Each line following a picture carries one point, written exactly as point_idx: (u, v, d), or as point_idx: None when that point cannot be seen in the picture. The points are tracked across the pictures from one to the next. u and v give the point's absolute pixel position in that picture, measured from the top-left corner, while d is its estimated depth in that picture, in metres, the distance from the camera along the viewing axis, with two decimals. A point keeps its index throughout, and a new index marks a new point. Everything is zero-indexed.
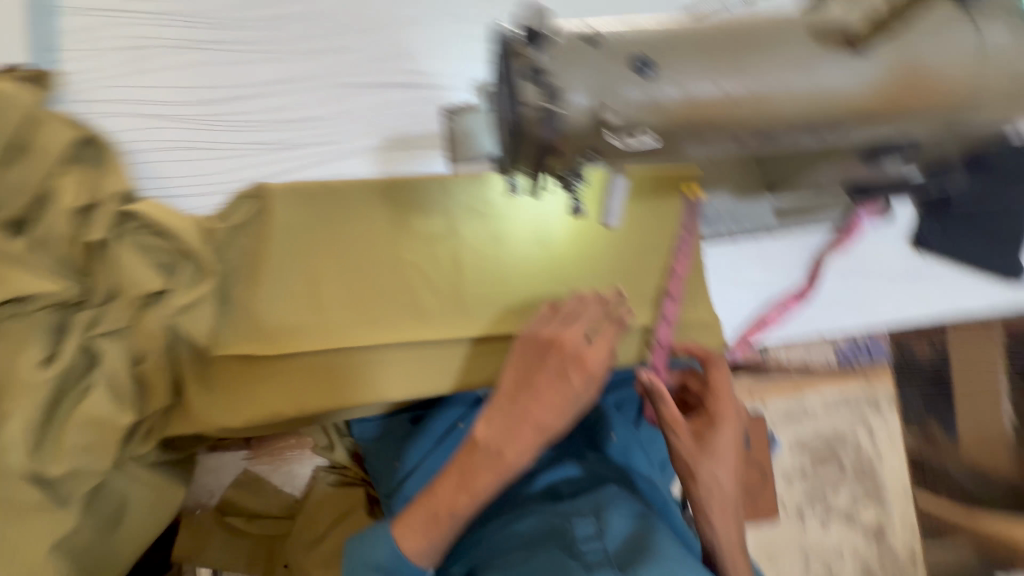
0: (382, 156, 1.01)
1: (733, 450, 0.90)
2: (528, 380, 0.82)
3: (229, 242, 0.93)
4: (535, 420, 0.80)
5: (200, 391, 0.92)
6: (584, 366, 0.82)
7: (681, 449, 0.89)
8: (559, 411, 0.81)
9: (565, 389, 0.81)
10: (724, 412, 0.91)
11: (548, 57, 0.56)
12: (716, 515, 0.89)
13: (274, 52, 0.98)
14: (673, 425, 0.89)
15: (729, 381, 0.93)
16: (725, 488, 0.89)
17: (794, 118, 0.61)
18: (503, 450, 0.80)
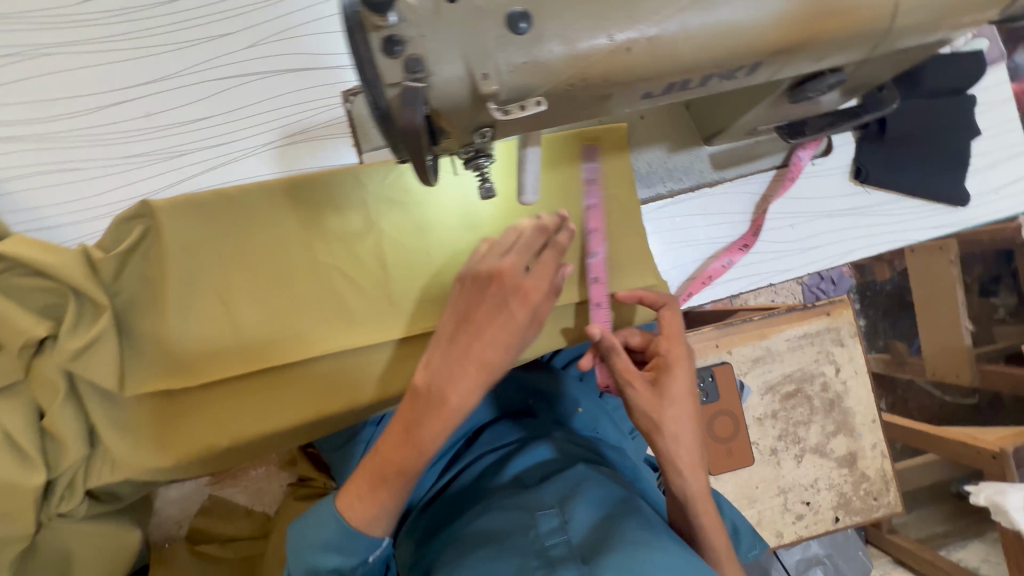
0: (281, 152, 0.92)
1: (695, 396, 0.83)
2: (468, 313, 0.68)
3: (121, 272, 0.84)
4: (479, 356, 0.66)
5: (118, 437, 0.85)
6: (531, 289, 0.69)
7: (638, 401, 0.81)
8: (507, 344, 0.67)
9: (511, 315, 0.67)
10: (680, 358, 0.84)
11: (408, 31, 0.47)
12: (685, 464, 0.81)
13: (133, 48, 0.86)
14: (627, 377, 0.82)
15: (680, 324, 0.87)
16: (691, 439, 0.81)
17: (697, 59, 0.54)
18: (446, 393, 0.65)
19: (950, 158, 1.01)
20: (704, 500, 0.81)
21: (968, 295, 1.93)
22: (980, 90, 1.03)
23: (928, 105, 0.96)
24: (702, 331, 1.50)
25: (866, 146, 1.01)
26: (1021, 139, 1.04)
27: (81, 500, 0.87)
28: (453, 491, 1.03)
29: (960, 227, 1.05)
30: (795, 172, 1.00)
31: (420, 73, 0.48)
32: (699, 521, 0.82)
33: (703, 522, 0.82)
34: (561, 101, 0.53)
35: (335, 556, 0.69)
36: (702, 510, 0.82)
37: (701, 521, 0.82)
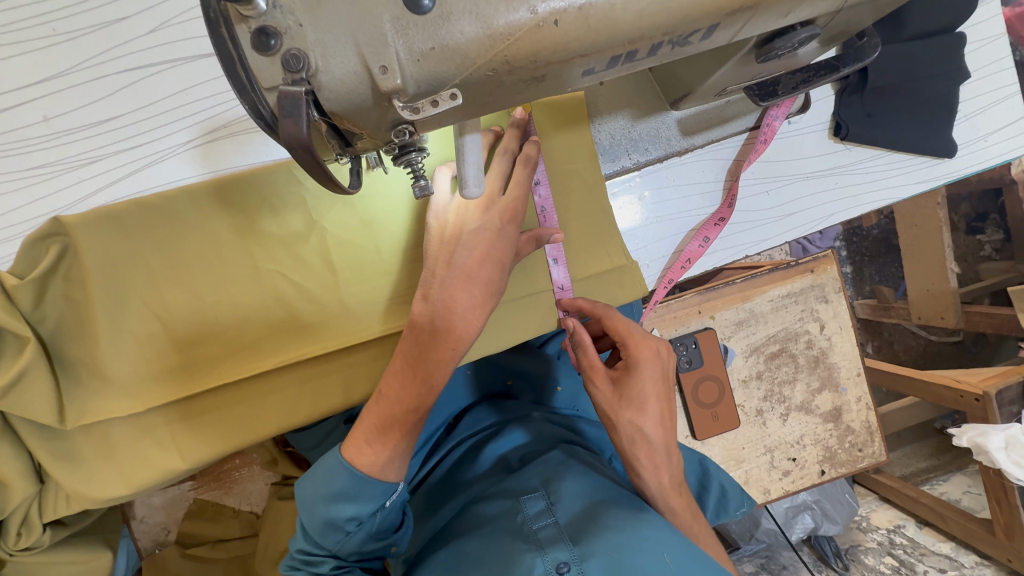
0: (204, 150, 0.82)
1: (659, 398, 0.78)
2: (457, 247, 0.73)
3: (42, 298, 0.77)
4: (478, 280, 0.73)
5: (65, 470, 0.80)
6: (511, 216, 0.75)
7: (602, 396, 0.80)
8: (500, 269, 0.75)
9: (500, 240, 0.74)
10: (640, 360, 0.79)
11: (283, 25, 0.39)
12: (645, 468, 0.77)
13: (20, 43, 0.76)
14: (591, 373, 0.81)
15: (634, 321, 0.81)
16: (653, 445, 0.77)
17: (633, 28, 0.46)
18: (451, 319, 0.71)
19: (934, 105, 0.93)
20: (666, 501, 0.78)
21: (955, 235, 1.88)
22: (970, 25, 0.94)
23: (913, 48, 0.88)
24: (684, 297, 1.45)
25: (846, 99, 0.93)
26: (1014, 78, 0.96)
27: (42, 532, 0.84)
28: (434, 481, 1.00)
29: (946, 181, 0.99)
30: (769, 134, 0.92)
31: (303, 73, 0.40)
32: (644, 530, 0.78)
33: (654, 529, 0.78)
34: (481, 89, 0.46)
35: (350, 504, 0.66)
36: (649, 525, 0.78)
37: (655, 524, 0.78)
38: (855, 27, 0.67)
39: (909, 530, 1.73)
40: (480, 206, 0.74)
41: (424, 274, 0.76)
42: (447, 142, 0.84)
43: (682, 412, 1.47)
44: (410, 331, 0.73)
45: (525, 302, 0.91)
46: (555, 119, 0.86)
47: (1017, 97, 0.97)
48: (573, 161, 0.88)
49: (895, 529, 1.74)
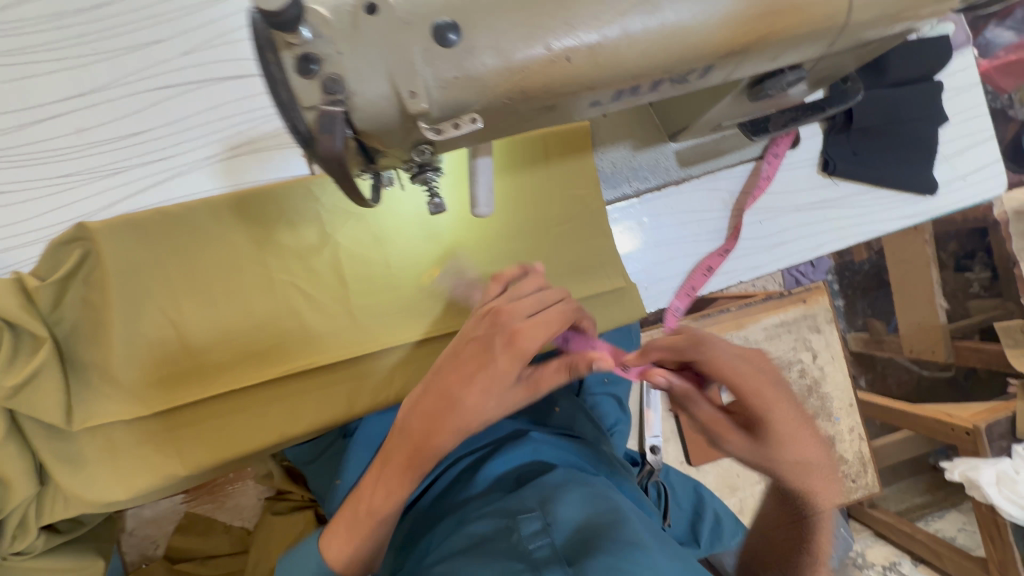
0: (227, 165, 0.87)
1: (799, 417, 0.62)
2: (448, 359, 0.66)
3: (61, 301, 0.80)
4: (457, 400, 0.63)
5: (68, 472, 0.81)
6: (515, 339, 0.63)
7: (737, 454, 0.63)
8: (488, 392, 0.63)
9: (496, 361, 0.63)
10: (776, 411, 0.60)
11: (322, 51, 0.43)
12: (820, 493, 0.65)
13: (57, 59, 0.81)
14: (717, 432, 0.64)
15: (725, 350, 0.61)
16: (816, 465, 0.64)
17: (639, 67, 0.51)
18: (422, 436, 0.63)
19: (916, 146, 1.00)
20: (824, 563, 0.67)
21: (944, 272, 1.94)
22: (947, 74, 1.01)
23: (895, 94, 0.95)
24: (679, 323, 1.48)
25: (833, 137, 0.99)
26: (988, 124, 1.03)
27: (37, 536, 0.83)
28: (430, 500, 1.00)
29: (928, 217, 1.04)
30: (773, 163, 0.98)
31: (340, 95, 0.44)
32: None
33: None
34: (498, 116, 0.50)
35: None
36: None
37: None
38: (841, 71, 0.72)
39: (905, 567, 1.71)
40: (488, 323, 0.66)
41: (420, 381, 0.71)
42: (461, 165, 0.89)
43: (676, 437, 1.49)
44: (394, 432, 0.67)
45: None
46: (559, 147, 0.92)
47: (992, 141, 1.04)
48: (576, 187, 0.93)
49: (890, 566, 1.73)
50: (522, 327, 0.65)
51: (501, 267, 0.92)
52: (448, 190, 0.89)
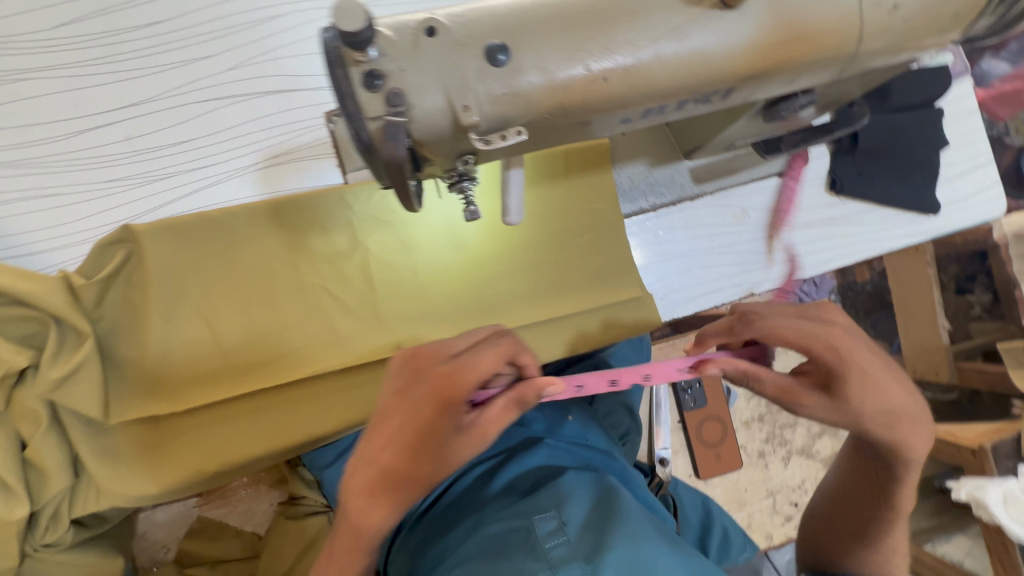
0: (265, 174, 0.91)
1: (879, 365, 0.65)
2: (376, 426, 0.59)
3: (103, 298, 0.83)
4: (379, 464, 0.58)
5: (103, 465, 0.84)
6: (444, 393, 0.56)
7: (819, 415, 0.67)
8: (431, 456, 0.57)
9: (431, 422, 0.56)
10: (856, 361, 0.64)
11: (386, 67, 0.48)
12: (909, 436, 0.69)
13: (110, 72, 0.86)
14: (794, 399, 0.66)
15: (781, 317, 0.65)
16: (900, 409, 0.67)
17: (669, 88, 0.55)
18: (353, 506, 0.59)
19: (918, 168, 1.04)
20: (909, 495, 0.75)
21: (945, 293, 1.97)
22: (947, 101, 1.07)
23: (897, 119, 1.00)
24: (688, 337, 1.51)
25: (839, 158, 1.04)
26: (987, 149, 1.08)
27: (68, 529, 0.85)
28: (444, 506, 0.99)
29: (931, 236, 1.09)
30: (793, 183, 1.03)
31: (401, 106, 0.48)
32: (865, 547, 0.78)
33: (881, 547, 0.78)
34: (540, 129, 0.55)
35: None
36: (880, 536, 0.77)
37: (889, 533, 0.77)
38: (848, 97, 0.77)
39: None
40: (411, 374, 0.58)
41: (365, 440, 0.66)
42: (494, 177, 0.94)
43: (686, 450, 1.49)
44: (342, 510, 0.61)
45: (547, 326, 0.97)
46: (580, 162, 0.97)
47: (991, 165, 1.09)
48: (595, 201, 0.98)
49: None
50: (444, 375, 0.56)
51: (521, 275, 0.97)
52: (487, 203, 0.93)
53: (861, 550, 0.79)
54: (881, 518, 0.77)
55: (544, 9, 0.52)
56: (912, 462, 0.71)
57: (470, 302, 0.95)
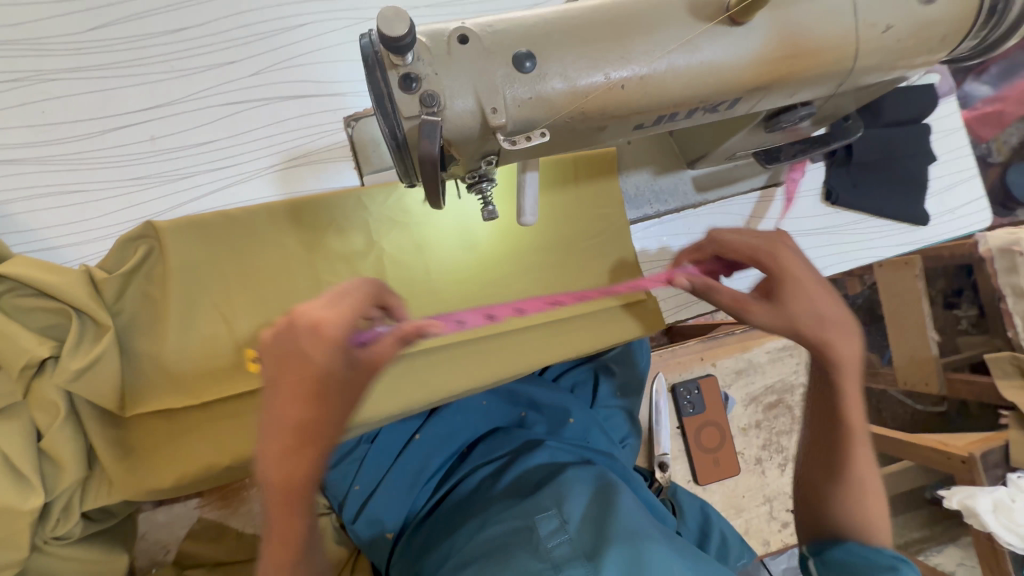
0: (284, 176, 0.95)
1: (813, 276, 0.76)
2: (277, 391, 0.48)
3: (122, 293, 0.83)
4: (295, 428, 0.47)
5: (118, 456, 0.85)
6: (325, 336, 0.48)
7: (765, 321, 0.77)
8: (336, 402, 0.49)
9: (325, 368, 0.47)
10: (788, 269, 0.76)
11: (422, 71, 0.52)
12: (843, 348, 0.74)
13: (137, 75, 0.89)
14: (740, 305, 0.78)
15: (737, 233, 0.80)
16: (835, 321, 0.75)
17: (681, 97, 0.59)
18: (286, 489, 0.48)
19: (908, 181, 1.10)
20: (860, 417, 0.77)
21: (934, 307, 2.03)
22: (935, 119, 1.13)
23: (889, 134, 1.05)
24: (686, 344, 1.54)
25: (835, 170, 1.09)
26: (973, 164, 1.14)
27: (76, 522, 0.85)
28: (446, 506, 0.98)
29: (920, 246, 1.14)
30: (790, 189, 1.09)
31: (435, 107, 0.52)
32: (839, 490, 0.78)
33: (850, 486, 0.78)
34: (560, 132, 0.58)
35: None
36: (850, 474, 0.77)
37: (855, 468, 0.77)
38: (844, 110, 0.82)
39: None
40: (288, 329, 0.49)
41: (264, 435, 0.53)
42: (510, 179, 0.97)
43: (684, 456, 1.48)
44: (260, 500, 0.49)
45: (553, 326, 1.00)
46: (587, 170, 1.01)
47: (976, 179, 1.14)
48: (602, 206, 1.02)
49: None
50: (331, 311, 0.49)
51: (530, 276, 1.00)
52: (504, 206, 0.97)
53: (836, 495, 0.79)
54: (844, 453, 0.77)
55: (567, 22, 0.57)
56: (841, 370, 0.75)
57: (479, 302, 0.98)
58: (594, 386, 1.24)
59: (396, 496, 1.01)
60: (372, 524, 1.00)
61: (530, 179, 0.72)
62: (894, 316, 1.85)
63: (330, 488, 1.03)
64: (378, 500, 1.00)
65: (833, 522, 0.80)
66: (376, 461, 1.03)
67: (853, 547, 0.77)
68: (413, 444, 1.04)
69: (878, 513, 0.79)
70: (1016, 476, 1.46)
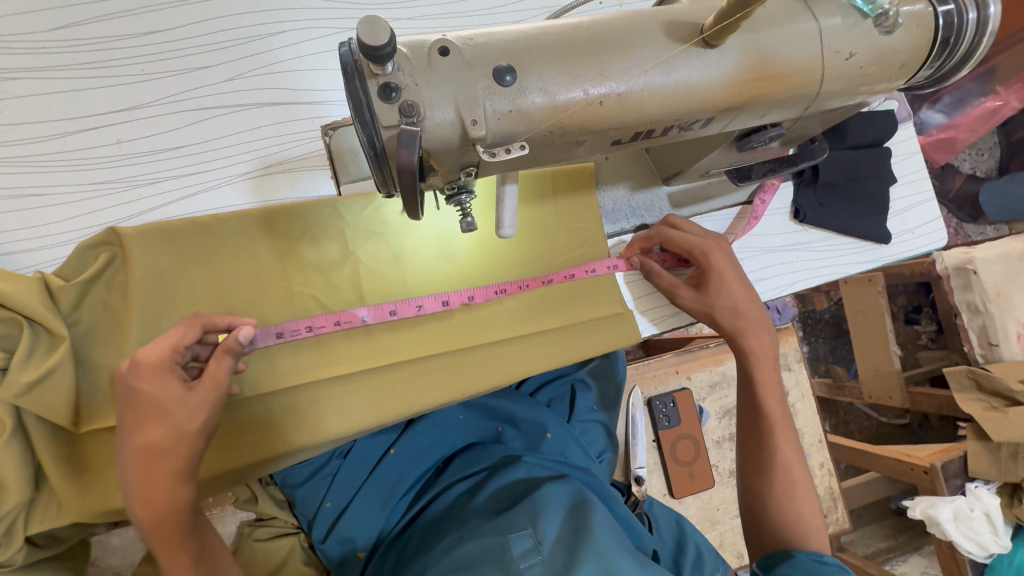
0: (258, 183, 0.92)
1: (735, 274, 0.91)
2: (127, 422, 0.64)
3: (81, 302, 0.79)
4: (138, 441, 0.63)
5: (70, 475, 0.80)
6: (146, 365, 0.65)
7: (691, 305, 0.94)
8: (170, 414, 0.65)
9: (155, 392, 0.65)
10: (715, 265, 0.91)
11: (403, 82, 0.52)
12: (751, 340, 0.89)
13: (106, 76, 0.86)
14: (674, 290, 0.96)
15: (685, 228, 0.95)
16: (748, 316, 0.90)
17: (659, 115, 0.61)
18: (146, 490, 0.63)
19: (871, 202, 1.15)
20: (776, 408, 0.87)
21: (895, 322, 2.12)
22: (895, 143, 1.19)
23: (853, 155, 1.10)
24: (662, 358, 1.55)
25: (803, 190, 1.13)
26: (930, 186, 1.20)
27: (20, 547, 0.79)
28: (418, 525, 0.95)
29: (884, 264, 1.19)
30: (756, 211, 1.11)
31: (415, 117, 0.52)
32: (771, 483, 0.84)
33: (781, 477, 0.84)
34: (539, 144, 0.59)
35: None
36: (777, 464, 0.84)
37: (781, 457, 0.84)
38: (812, 132, 0.85)
39: None
40: (124, 372, 0.65)
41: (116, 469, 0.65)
42: (490, 192, 0.97)
43: (660, 469, 1.48)
44: (137, 523, 0.64)
45: (530, 338, 1.00)
46: (566, 184, 1.02)
47: (934, 201, 1.20)
48: (581, 220, 1.03)
49: None
50: (157, 348, 0.67)
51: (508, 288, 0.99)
52: (483, 218, 0.97)
53: (771, 489, 0.84)
54: (769, 441, 0.85)
55: (548, 38, 0.58)
56: (750, 357, 0.89)
57: (456, 315, 0.97)
58: (571, 400, 1.22)
59: (369, 512, 0.98)
60: (341, 543, 0.97)
61: (513, 191, 0.71)
62: (859, 331, 1.91)
63: (299, 506, 1.00)
64: (348, 518, 0.97)
65: (774, 520, 0.83)
66: (348, 476, 1.00)
67: (802, 555, 0.76)
68: (388, 458, 1.02)
69: (810, 509, 0.83)
70: (974, 486, 1.52)
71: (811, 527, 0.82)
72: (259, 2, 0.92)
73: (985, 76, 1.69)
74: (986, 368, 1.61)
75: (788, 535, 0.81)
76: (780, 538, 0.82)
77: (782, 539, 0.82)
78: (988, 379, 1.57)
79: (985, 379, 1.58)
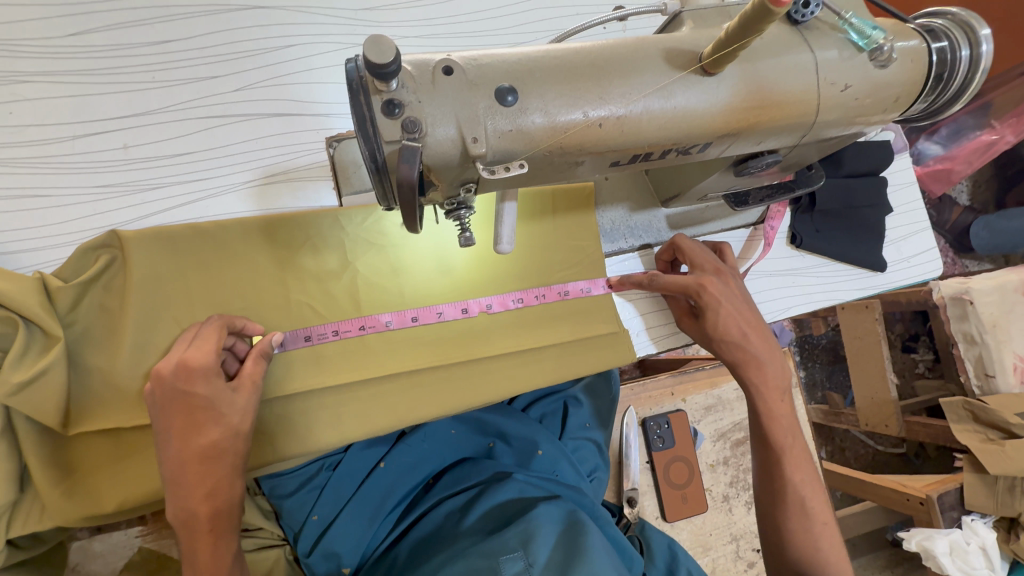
0: (261, 192, 0.93)
1: (729, 306, 0.89)
2: (180, 424, 0.67)
3: (77, 304, 0.79)
4: (194, 440, 0.67)
5: (56, 478, 0.79)
6: (196, 369, 0.69)
7: (694, 333, 0.97)
8: (223, 413, 0.70)
9: (208, 393, 0.69)
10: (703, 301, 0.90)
11: (408, 98, 0.53)
12: (756, 371, 0.89)
13: (115, 83, 0.88)
14: (681, 316, 1.00)
15: (684, 255, 0.96)
16: (747, 347, 0.89)
17: (657, 139, 0.62)
18: (203, 486, 0.67)
19: (867, 230, 1.16)
20: (787, 438, 0.86)
21: (892, 350, 2.12)
22: (891, 173, 1.20)
23: (848, 183, 1.12)
24: (657, 378, 1.54)
25: (800, 216, 1.14)
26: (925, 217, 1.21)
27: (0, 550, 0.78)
28: (409, 541, 0.94)
29: (880, 291, 1.19)
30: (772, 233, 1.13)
31: (417, 133, 0.53)
32: (786, 515, 0.84)
33: (795, 509, 0.83)
34: (539, 162, 0.60)
35: None
36: (790, 497, 0.84)
37: (794, 489, 0.84)
38: (810, 160, 0.86)
39: None
40: (173, 374, 0.68)
41: (161, 469, 0.67)
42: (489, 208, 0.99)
43: (653, 491, 1.46)
44: (182, 521, 0.67)
45: (525, 354, 1.00)
46: (565, 202, 1.03)
47: (929, 231, 1.22)
48: (580, 237, 1.04)
49: None
50: (204, 352, 0.71)
51: (504, 304, 1.00)
52: (482, 232, 0.98)
53: (787, 521, 0.84)
54: (782, 474, 0.85)
55: (551, 61, 0.59)
56: (753, 389, 0.89)
57: (451, 329, 0.97)
58: (562, 417, 1.21)
59: (358, 526, 0.97)
60: (328, 557, 0.95)
61: (515, 209, 0.72)
62: (856, 358, 1.91)
63: (285, 518, 0.97)
64: (335, 533, 0.95)
65: (792, 552, 0.83)
66: (337, 489, 0.98)
67: None
68: (378, 472, 1.01)
69: (829, 543, 0.83)
70: (970, 519, 1.50)
71: (829, 559, 0.82)
72: (271, 17, 0.94)
73: (981, 109, 1.71)
74: (983, 400, 1.60)
75: (807, 567, 0.82)
76: (797, 568, 0.83)
77: (800, 570, 0.82)
78: (984, 411, 1.56)
79: (981, 411, 1.57)
